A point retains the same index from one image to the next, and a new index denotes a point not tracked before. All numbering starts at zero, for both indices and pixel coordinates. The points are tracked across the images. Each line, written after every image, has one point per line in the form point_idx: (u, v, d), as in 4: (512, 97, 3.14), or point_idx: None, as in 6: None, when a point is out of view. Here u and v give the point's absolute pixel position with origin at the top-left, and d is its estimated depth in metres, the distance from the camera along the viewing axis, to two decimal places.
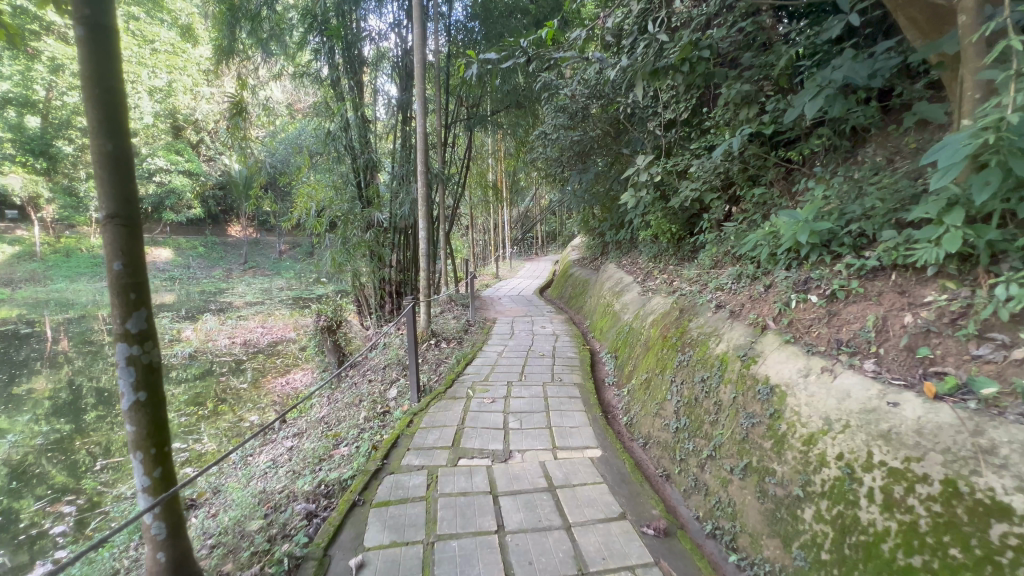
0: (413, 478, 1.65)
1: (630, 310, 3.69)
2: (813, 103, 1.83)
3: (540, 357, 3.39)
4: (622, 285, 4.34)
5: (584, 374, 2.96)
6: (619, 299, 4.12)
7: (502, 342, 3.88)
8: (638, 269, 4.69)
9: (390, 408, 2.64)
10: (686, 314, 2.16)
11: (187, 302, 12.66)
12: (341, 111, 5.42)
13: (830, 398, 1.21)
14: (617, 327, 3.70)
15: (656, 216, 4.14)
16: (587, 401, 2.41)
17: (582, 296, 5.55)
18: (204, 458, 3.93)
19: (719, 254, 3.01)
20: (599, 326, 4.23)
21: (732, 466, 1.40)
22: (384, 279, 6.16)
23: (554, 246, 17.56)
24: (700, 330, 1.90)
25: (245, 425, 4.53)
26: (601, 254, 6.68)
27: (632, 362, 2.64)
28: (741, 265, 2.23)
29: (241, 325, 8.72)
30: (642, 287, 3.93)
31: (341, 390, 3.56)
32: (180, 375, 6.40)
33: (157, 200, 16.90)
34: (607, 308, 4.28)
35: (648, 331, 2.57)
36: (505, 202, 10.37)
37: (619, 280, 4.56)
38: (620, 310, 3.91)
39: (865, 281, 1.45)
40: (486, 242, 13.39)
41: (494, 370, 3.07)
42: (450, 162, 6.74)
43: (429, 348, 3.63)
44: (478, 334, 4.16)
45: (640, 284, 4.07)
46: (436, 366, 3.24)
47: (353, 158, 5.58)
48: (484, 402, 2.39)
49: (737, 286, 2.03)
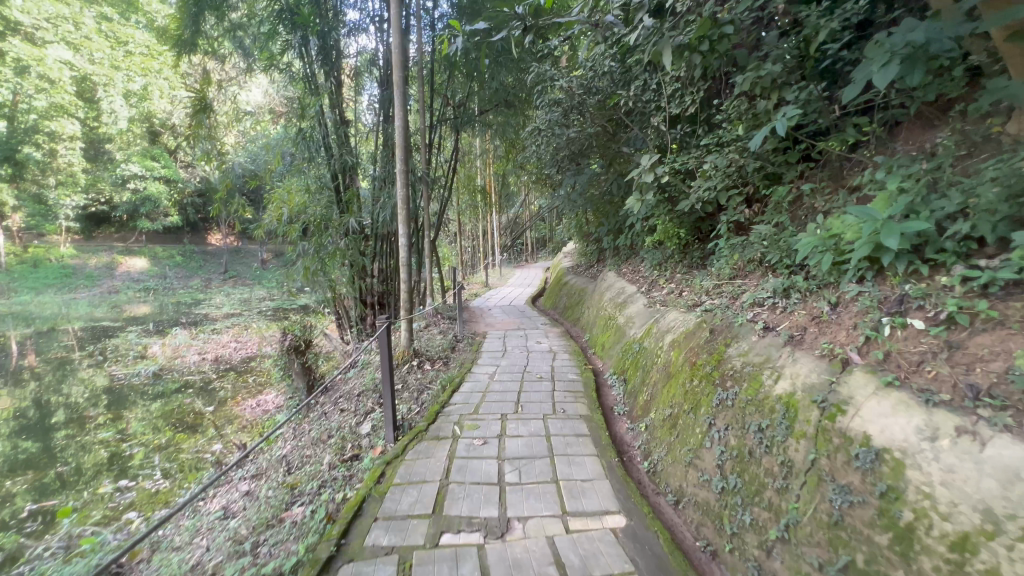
0: (377, 571, 1.22)
1: (637, 325, 3.31)
2: (886, 71, 1.48)
3: (538, 380, 2.99)
4: (625, 296, 3.95)
5: (590, 401, 2.56)
6: (622, 312, 3.73)
7: (493, 361, 3.46)
8: (640, 278, 4.32)
9: (361, 451, 2.20)
10: (720, 336, 1.77)
11: (160, 315, 12.05)
12: (317, 108, 4.98)
13: (986, 480, 0.81)
14: (622, 344, 3.31)
15: (662, 221, 3.78)
16: (598, 439, 2.01)
17: (579, 307, 5.17)
18: (153, 497, 3.44)
19: (741, 261, 2.64)
20: (600, 341, 3.84)
21: (821, 562, 1.01)
22: (365, 290, 5.72)
23: (544, 253, 17.20)
24: (746, 360, 1.51)
25: (205, 456, 4.03)
26: (597, 261, 6.32)
27: (648, 390, 2.25)
28: (783, 277, 1.85)
29: (214, 339, 8.16)
30: (648, 300, 3.56)
31: (308, 422, 3.09)
32: (141, 397, 5.85)
33: (132, 208, 16.23)
34: (609, 321, 3.89)
35: (668, 353, 2.18)
36: (494, 208, 9.97)
37: (620, 289, 4.18)
38: (625, 325, 3.53)
39: (993, 301, 1.07)
40: (475, 249, 12.99)
41: (486, 397, 2.66)
42: (436, 164, 6.33)
43: (410, 370, 3.20)
44: (467, 352, 3.74)
45: (645, 295, 3.70)
46: (417, 395, 2.81)
47: (330, 160, 5.16)
48: (474, 443, 1.97)
49: (787, 304, 1.64)
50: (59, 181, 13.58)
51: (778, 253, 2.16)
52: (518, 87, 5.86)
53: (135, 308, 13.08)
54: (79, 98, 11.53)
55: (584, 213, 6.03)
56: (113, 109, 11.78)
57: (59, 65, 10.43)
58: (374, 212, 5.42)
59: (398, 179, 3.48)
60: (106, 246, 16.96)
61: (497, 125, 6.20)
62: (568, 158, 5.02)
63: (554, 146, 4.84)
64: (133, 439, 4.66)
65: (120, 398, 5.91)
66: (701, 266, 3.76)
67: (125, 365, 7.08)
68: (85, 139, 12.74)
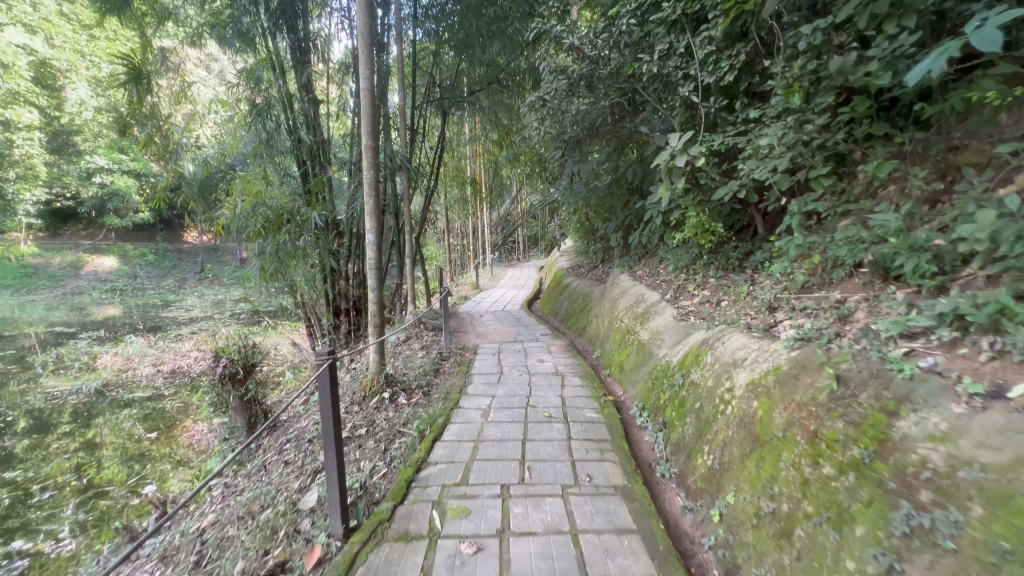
0: None
1: (668, 347, 2.63)
2: None
3: (545, 416, 2.32)
4: (645, 305, 3.27)
5: (622, 458, 1.86)
6: (643, 326, 3.06)
7: (485, 389, 2.74)
8: (659, 281, 3.68)
9: (292, 555, 1.48)
10: (867, 393, 1.11)
11: (122, 319, 11.13)
12: (279, 82, 4.23)
13: None
14: (650, 370, 2.62)
15: (693, 214, 3.13)
16: (651, 540, 1.33)
17: (583, 314, 4.51)
18: (46, 565, 2.68)
19: (821, 266, 1.99)
20: (616, 361, 3.16)
21: None
22: (338, 294, 5.06)
23: (536, 251, 16.41)
24: (971, 457, 0.88)
25: (130, 502, 3.27)
26: (601, 261, 5.63)
27: (711, 452, 1.57)
28: (952, 296, 1.21)
29: (172, 348, 7.32)
30: (677, 314, 2.88)
31: (243, 477, 2.37)
32: (76, 420, 5.02)
33: (99, 204, 15.23)
34: (626, 336, 3.21)
35: (743, 400, 1.50)
36: (484, 202, 9.21)
37: (637, 296, 3.50)
38: (650, 341, 2.87)
39: None
40: (465, 248, 12.27)
41: (480, 448, 1.97)
42: (419, 151, 5.57)
43: (381, 403, 2.50)
44: (455, 375, 3.06)
45: (674, 305, 3.05)
46: (385, 446, 2.09)
47: (296, 143, 4.43)
48: (460, 555, 1.27)
49: (1002, 348, 1.01)
50: (17, 175, 12.51)
51: (900, 257, 1.51)
52: (515, 61, 5.14)
53: (100, 311, 12.11)
54: (37, 84, 10.45)
55: (587, 208, 5.34)
56: (76, 97, 10.98)
57: (14, 48, 9.41)
58: (347, 205, 4.67)
59: (365, 146, 2.66)
60: (71, 244, 15.86)
61: (489, 109, 5.51)
62: (573, 142, 4.31)
63: (556, 128, 4.15)
64: (52, 477, 3.85)
65: (52, 420, 5.10)
66: (739, 270, 3.11)
67: (65, 380, 6.23)
68: (48, 130, 11.71)
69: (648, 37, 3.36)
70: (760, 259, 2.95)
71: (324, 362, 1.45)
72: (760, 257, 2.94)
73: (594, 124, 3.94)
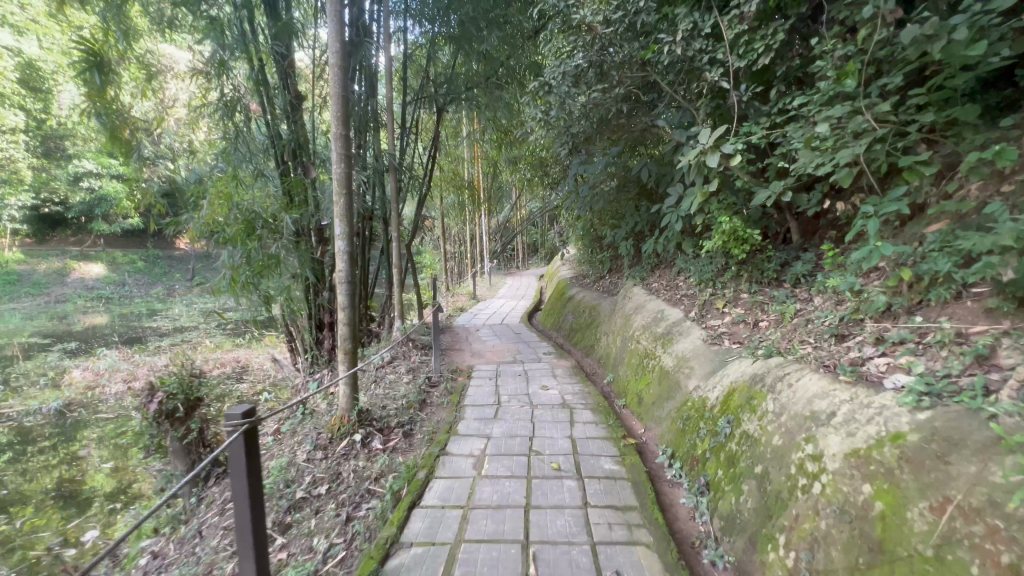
0: None
1: (700, 379, 2.19)
2: None
3: (552, 469, 1.85)
4: (666, 324, 2.82)
5: (658, 539, 1.40)
6: (665, 350, 2.62)
7: (479, 428, 2.28)
8: (679, 294, 3.24)
9: None
10: None
11: (103, 329, 10.62)
12: (255, 72, 3.79)
13: None
14: (679, 407, 2.17)
15: (722, 219, 2.70)
16: None
17: (590, 330, 4.07)
18: None
19: (909, 285, 1.57)
20: (633, 390, 2.71)
21: None
22: (321, 306, 4.64)
23: (536, 259, 15.98)
24: None
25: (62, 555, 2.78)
26: (608, 271, 5.18)
27: (791, 549, 1.13)
28: None
29: (147, 362, 6.84)
30: (706, 338, 2.45)
31: (176, 546, 1.91)
32: (27, 446, 4.52)
33: (87, 210, 14.72)
34: (645, 360, 2.76)
35: (842, 478, 1.07)
36: (482, 207, 8.75)
37: (655, 312, 3.05)
38: (675, 368, 2.42)
39: None
40: (462, 255, 11.84)
41: (470, 522, 1.51)
42: (410, 150, 5.14)
43: (351, 449, 2.05)
44: (444, 407, 2.61)
45: (701, 325, 2.61)
46: (351, 513, 1.64)
47: (274, 142, 4.00)
48: None
49: None
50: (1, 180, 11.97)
51: None
52: (514, 55, 4.77)
53: (83, 320, 11.61)
54: (21, 86, 9.03)
55: (593, 213, 4.90)
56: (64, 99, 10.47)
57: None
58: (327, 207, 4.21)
59: (340, 138, 2.11)
60: (57, 250, 15.34)
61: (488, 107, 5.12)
62: (580, 139, 3.88)
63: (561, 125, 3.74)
64: None
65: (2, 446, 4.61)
66: (776, 285, 2.68)
67: (25, 398, 5.73)
68: (33, 135, 11.05)
69: (666, 19, 2.98)
70: (801, 271, 2.53)
71: (237, 430, 1.00)
72: (802, 270, 2.53)
73: (604, 118, 3.53)
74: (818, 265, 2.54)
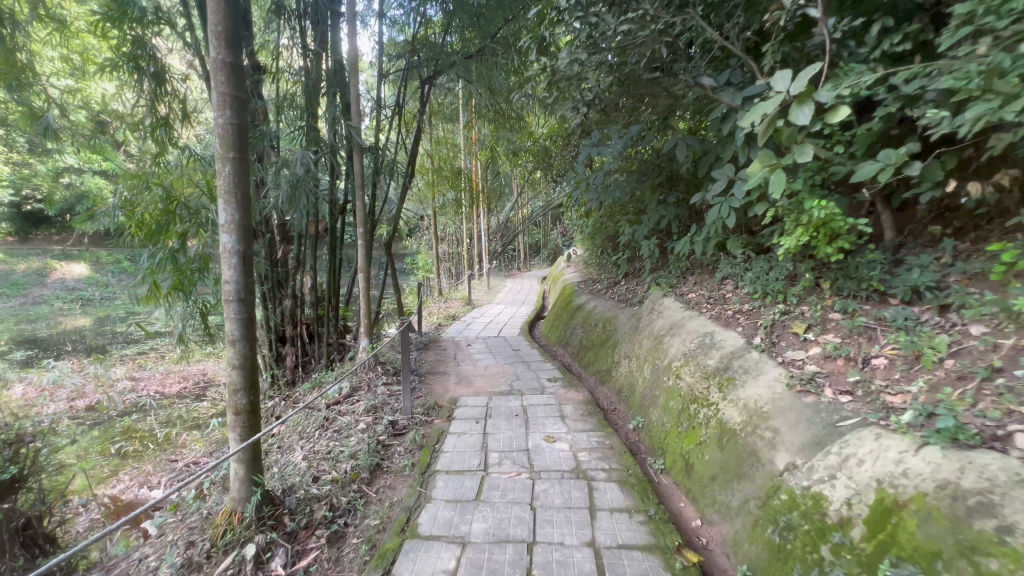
0: None
1: (794, 454, 1.40)
2: None
3: None
4: (719, 355, 2.02)
5: None
6: (721, 395, 1.82)
7: (451, 523, 1.49)
8: (724, 307, 2.44)
9: None
10: None
11: (72, 333, 9.84)
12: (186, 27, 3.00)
13: None
14: (764, 500, 1.38)
15: (799, 207, 1.90)
16: None
17: (605, 350, 3.28)
18: None
19: None
20: (676, 450, 1.91)
21: None
22: (280, 317, 3.98)
23: (539, 259, 15.17)
24: None
25: None
26: (624, 275, 4.37)
27: None
28: None
29: (100, 375, 6.06)
30: (788, 382, 1.65)
31: None
32: None
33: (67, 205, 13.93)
34: (690, 406, 1.96)
35: None
36: (480, 203, 7.89)
37: (697, 335, 2.26)
38: (746, 429, 1.61)
39: None
40: (460, 255, 11.05)
41: None
42: (389, 132, 4.28)
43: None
44: (408, 474, 1.84)
45: (776, 361, 1.81)
46: None
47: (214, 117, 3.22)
48: None
49: None
50: None
51: None
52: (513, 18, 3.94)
53: (54, 321, 10.76)
54: None
55: (607, 205, 4.09)
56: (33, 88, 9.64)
57: None
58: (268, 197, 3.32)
59: (223, 69, 1.29)
60: None
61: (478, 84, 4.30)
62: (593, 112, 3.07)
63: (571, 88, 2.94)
64: None
65: None
66: (880, 301, 1.88)
67: None
68: None
69: None
70: (922, 282, 1.73)
71: None
72: (924, 279, 1.73)
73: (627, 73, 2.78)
74: (948, 276, 1.75)
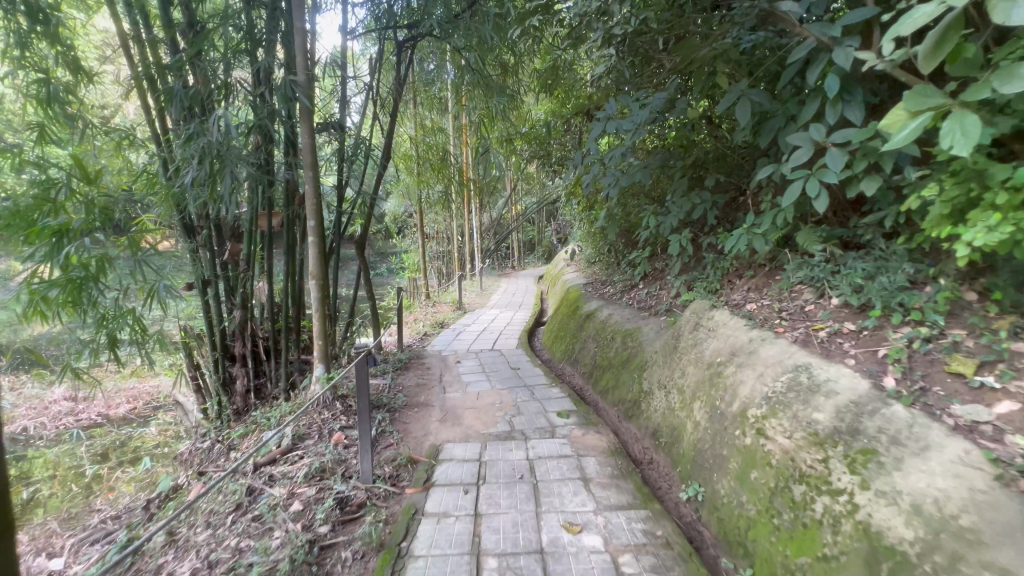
0: None
1: None
2: None
3: None
4: (832, 405, 1.32)
5: None
6: (856, 481, 1.14)
7: None
8: (810, 323, 1.75)
9: None
10: None
11: None
12: None
13: None
14: None
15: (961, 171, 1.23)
16: None
17: (629, 374, 2.56)
18: None
19: None
20: (777, 562, 1.21)
21: None
22: (225, 332, 3.22)
23: (534, 258, 14.37)
24: None
25: None
26: (642, 277, 3.67)
27: None
28: None
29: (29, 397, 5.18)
30: (993, 472, 0.97)
31: None
32: None
33: None
34: (792, 489, 1.27)
35: None
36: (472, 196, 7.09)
37: (783, 368, 1.56)
38: (939, 561, 0.92)
39: None
40: (449, 254, 10.22)
41: None
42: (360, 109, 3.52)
43: None
44: None
45: (950, 426, 1.12)
46: None
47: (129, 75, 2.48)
48: None
49: None
50: None
51: None
52: None
53: None
54: None
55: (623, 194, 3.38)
56: None
57: None
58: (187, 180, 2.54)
59: None
60: None
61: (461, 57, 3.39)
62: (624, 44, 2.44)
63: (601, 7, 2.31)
64: None
65: None
66: None
67: None
68: None
69: None
70: None
71: None
72: None
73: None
74: None
